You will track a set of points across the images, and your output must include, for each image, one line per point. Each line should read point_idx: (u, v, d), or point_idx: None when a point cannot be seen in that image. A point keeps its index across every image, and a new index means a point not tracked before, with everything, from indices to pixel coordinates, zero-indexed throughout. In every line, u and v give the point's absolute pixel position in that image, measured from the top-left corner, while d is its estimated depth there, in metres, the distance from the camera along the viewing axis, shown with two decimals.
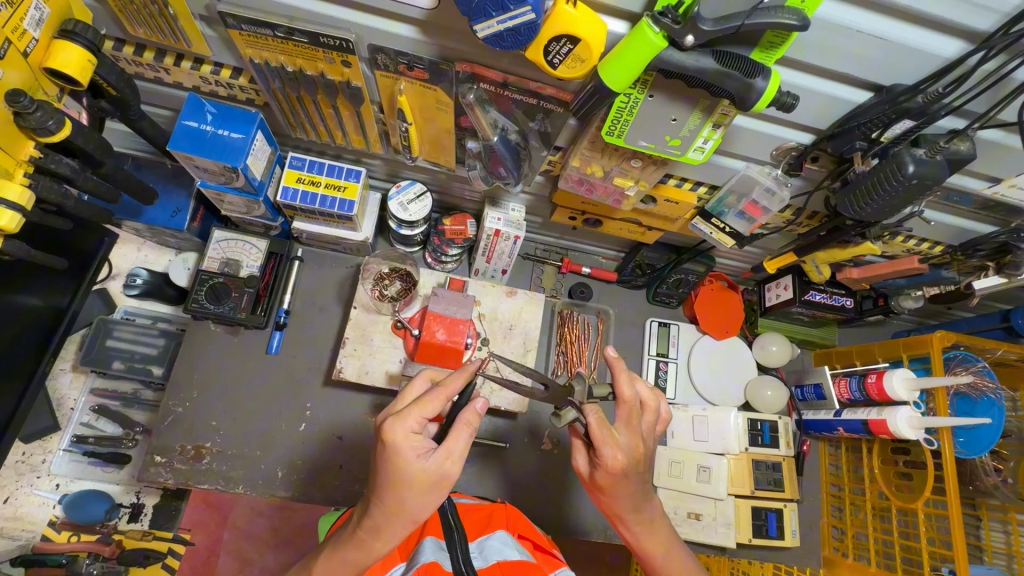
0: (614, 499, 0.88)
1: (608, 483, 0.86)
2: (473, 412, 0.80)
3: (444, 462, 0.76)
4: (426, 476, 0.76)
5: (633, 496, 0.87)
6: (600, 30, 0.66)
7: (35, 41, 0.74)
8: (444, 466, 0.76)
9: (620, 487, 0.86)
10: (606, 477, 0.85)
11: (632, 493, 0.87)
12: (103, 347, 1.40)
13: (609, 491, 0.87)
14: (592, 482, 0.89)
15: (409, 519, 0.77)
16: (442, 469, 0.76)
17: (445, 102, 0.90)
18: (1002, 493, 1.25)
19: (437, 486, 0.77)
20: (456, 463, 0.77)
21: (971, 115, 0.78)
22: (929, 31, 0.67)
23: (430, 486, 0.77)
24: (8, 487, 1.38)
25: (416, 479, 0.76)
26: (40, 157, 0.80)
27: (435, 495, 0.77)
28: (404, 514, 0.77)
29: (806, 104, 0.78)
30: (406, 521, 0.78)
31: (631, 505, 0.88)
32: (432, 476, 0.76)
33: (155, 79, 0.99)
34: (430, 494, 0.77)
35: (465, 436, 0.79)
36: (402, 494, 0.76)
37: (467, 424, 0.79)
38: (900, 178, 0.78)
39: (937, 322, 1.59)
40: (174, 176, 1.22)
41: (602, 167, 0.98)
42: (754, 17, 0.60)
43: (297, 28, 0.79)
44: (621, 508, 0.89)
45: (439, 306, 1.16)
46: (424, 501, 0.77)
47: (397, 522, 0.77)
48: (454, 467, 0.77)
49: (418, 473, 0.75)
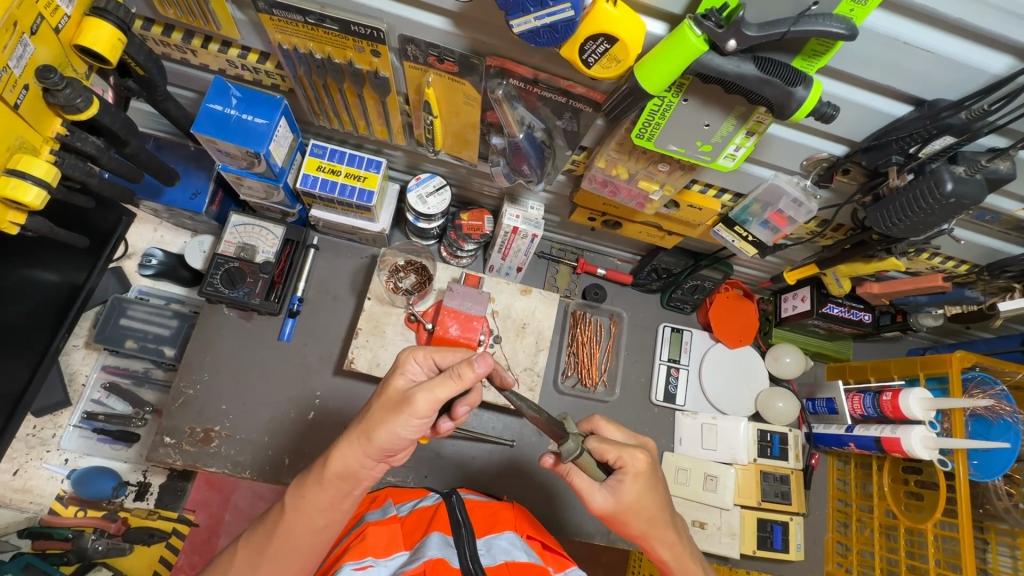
0: (636, 524, 0.83)
1: (632, 501, 0.81)
2: (471, 368, 0.75)
3: (414, 389, 0.76)
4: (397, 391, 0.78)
5: (652, 518, 0.83)
6: (638, 31, 0.64)
7: (66, 17, 0.73)
8: (412, 392, 0.76)
9: (645, 501, 0.81)
10: (632, 494, 0.81)
11: (658, 509, 0.83)
12: (117, 326, 1.41)
13: (626, 512, 0.81)
14: (607, 515, 0.83)
15: (363, 432, 0.79)
16: (409, 394, 0.76)
17: (473, 96, 0.89)
18: (1012, 517, 1.21)
19: (399, 411, 0.77)
20: (423, 396, 0.75)
21: (1013, 134, 0.77)
22: (979, 45, 0.65)
23: (394, 406, 0.77)
24: (18, 459, 1.39)
25: (389, 393, 0.79)
26: (67, 135, 0.80)
27: (392, 419, 0.77)
28: (364, 424, 0.79)
29: (844, 116, 0.77)
30: (362, 434, 0.79)
31: (653, 527, 0.84)
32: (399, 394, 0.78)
33: (182, 60, 0.98)
34: (389, 416, 0.77)
35: (449, 381, 0.75)
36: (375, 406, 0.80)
37: (456, 373, 0.75)
38: (937, 196, 0.77)
39: (954, 341, 1.57)
40: (194, 158, 1.21)
41: (628, 169, 0.96)
42: (800, 25, 0.58)
43: (328, 15, 0.78)
44: (654, 530, 0.83)
45: (455, 301, 1.18)
46: (383, 418, 0.77)
47: (354, 432, 0.80)
48: (420, 400, 0.75)
49: (394, 389, 0.80)
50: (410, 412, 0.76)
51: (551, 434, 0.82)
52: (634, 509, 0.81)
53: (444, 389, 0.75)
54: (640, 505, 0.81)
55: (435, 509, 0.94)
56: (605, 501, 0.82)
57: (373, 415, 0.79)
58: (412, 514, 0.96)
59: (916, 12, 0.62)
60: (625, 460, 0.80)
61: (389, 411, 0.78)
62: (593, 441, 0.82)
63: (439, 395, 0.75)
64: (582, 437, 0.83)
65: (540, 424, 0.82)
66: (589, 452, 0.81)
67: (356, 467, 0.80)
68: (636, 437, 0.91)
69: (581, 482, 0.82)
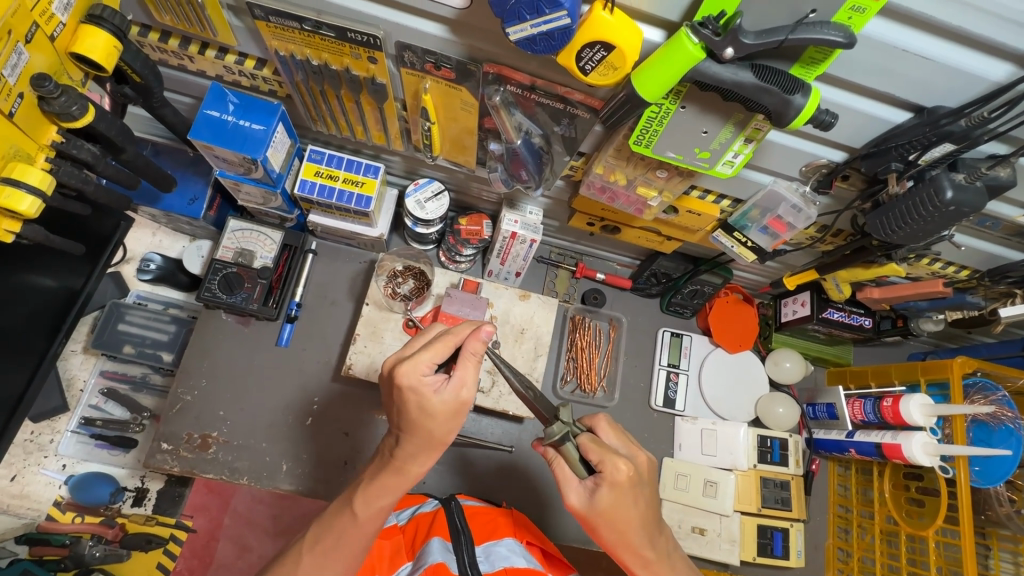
0: (606, 533, 0.80)
1: (604, 509, 0.77)
2: (480, 340, 0.76)
3: (461, 391, 0.75)
4: (448, 406, 0.74)
5: (624, 532, 0.79)
6: (635, 38, 0.64)
7: (62, 25, 0.73)
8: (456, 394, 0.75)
9: (618, 513, 0.78)
10: (606, 502, 0.77)
11: (631, 526, 0.79)
12: (115, 331, 1.41)
13: (598, 519, 0.78)
14: (582, 516, 0.80)
15: (437, 445, 0.77)
16: (459, 395, 0.75)
17: (470, 102, 0.88)
18: (1014, 524, 1.20)
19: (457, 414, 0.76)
20: (472, 388, 0.76)
21: (1013, 141, 0.76)
22: (979, 53, 0.64)
23: (453, 416, 0.75)
24: (16, 465, 1.38)
25: (438, 412, 0.74)
26: (63, 142, 0.79)
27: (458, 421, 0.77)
28: (432, 443, 0.76)
29: (842, 122, 0.76)
30: (435, 446, 0.77)
31: (624, 542, 0.80)
32: (453, 406, 0.75)
33: (179, 66, 0.98)
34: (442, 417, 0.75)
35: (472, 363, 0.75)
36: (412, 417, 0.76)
37: (471, 353, 0.75)
38: (937, 204, 0.76)
39: (955, 346, 1.56)
40: (192, 164, 1.21)
41: (626, 175, 0.96)
42: (798, 33, 0.58)
43: (325, 22, 0.78)
44: (624, 545, 0.81)
45: (452, 307, 1.19)
46: (449, 427, 0.76)
47: (427, 450, 0.77)
48: (470, 393, 0.76)
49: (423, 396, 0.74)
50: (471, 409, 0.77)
51: (541, 417, 0.85)
52: (606, 519, 0.78)
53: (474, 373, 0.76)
54: (611, 516, 0.77)
55: (434, 514, 0.93)
56: (580, 501, 0.79)
57: (412, 421, 0.75)
58: (412, 520, 0.95)
59: (915, 19, 0.62)
60: (606, 466, 0.77)
61: (450, 419, 0.75)
62: (585, 437, 0.81)
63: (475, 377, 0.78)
64: (578, 431, 0.83)
65: (531, 402, 0.86)
66: (576, 446, 0.80)
67: (417, 469, 0.78)
68: (631, 445, 0.86)
69: (563, 473, 0.81)
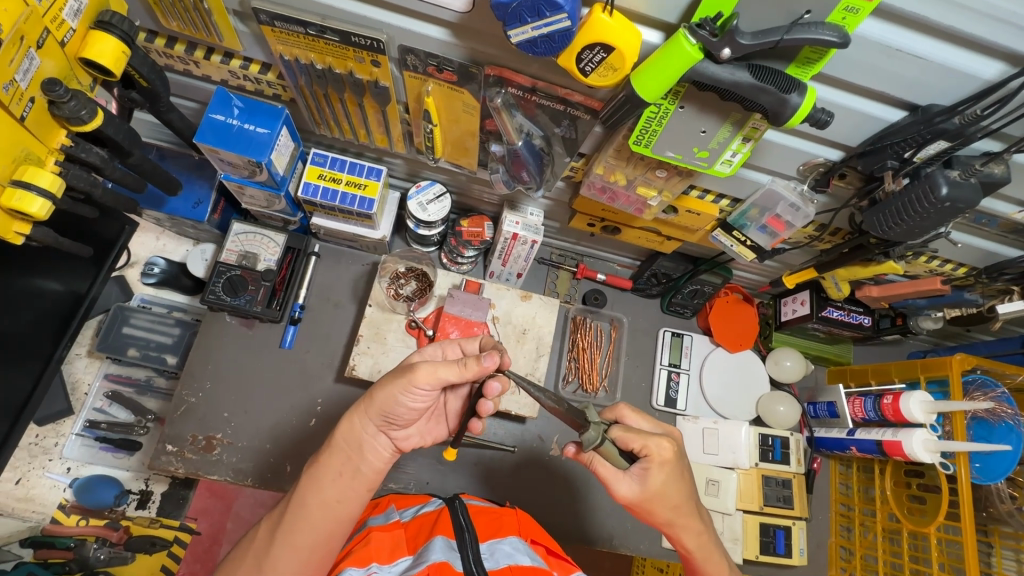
0: (661, 511, 0.82)
1: (657, 489, 0.79)
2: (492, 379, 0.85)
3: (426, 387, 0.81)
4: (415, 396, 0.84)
5: (677, 506, 0.82)
6: (634, 39, 0.65)
7: (72, 31, 0.74)
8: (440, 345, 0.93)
9: (670, 490, 0.80)
10: (658, 481, 0.79)
11: (683, 497, 0.82)
12: (119, 334, 1.42)
13: (650, 500, 0.80)
14: (632, 503, 0.81)
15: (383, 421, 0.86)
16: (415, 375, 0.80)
17: (472, 104, 0.90)
18: (1016, 521, 1.21)
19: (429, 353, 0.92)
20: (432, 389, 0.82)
21: (1007, 138, 0.77)
22: (970, 52, 0.66)
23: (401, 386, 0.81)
24: (21, 468, 1.39)
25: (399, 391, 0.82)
26: (71, 146, 0.81)
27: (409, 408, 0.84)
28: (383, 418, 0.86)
29: (838, 121, 0.78)
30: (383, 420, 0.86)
31: (678, 516, 0.83)
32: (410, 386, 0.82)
33: (185, 71, 1.00)
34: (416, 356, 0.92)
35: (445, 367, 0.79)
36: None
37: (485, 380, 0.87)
38: (933, 200, 0.77)
39: (955, 343, 1.57)
40: (197, 168, 1.23)
41: (626, 175, 0.97)
42: (794, 33, 0.59)
43: (329, 27, 0.79)
44: (681, 518, 0.83)
45: (455, 307, 1.20)
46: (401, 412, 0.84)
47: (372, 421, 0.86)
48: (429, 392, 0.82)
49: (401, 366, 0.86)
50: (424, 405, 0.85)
51: (571, 424, 0.80)
52: (658, 498, 0.80)
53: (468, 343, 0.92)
54: (664, 492, 0.80)
55: (437, 514, 0.94)
56: (631, 489, 0.79)
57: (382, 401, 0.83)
58: (415, 519, 0.96)
59: (907, 19, 0.63)
60: (650, 448, 0.79)
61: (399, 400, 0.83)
62: (618, 429, 0.80)
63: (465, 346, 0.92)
64: (607, 425, 0.82)
65: (559, 414, 0.80)
66: (612, 441, 0.80)
67: (358, 433, 0.87)
68: (662, 426, 0.90)
69: (605, 470, 0.80)
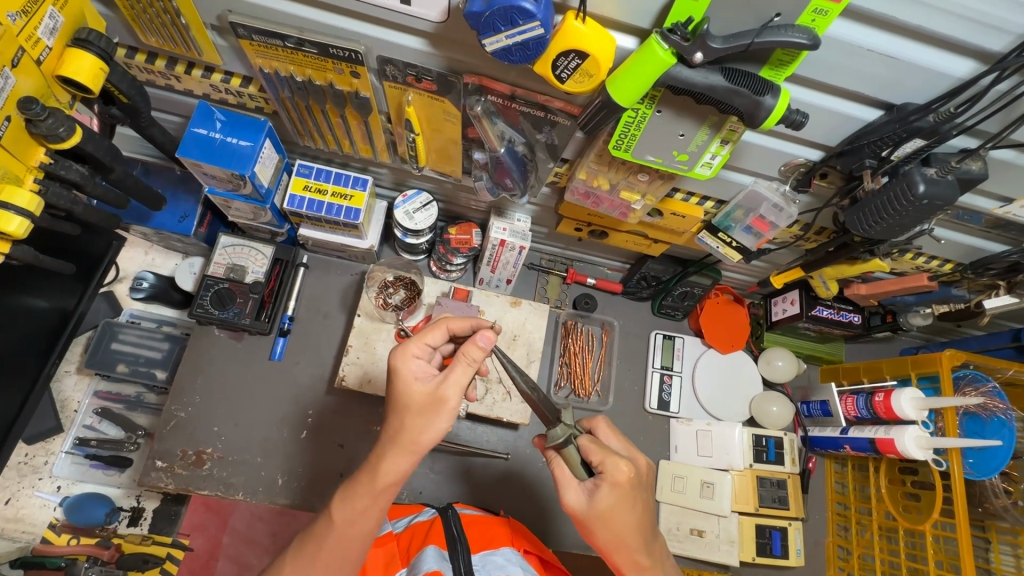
0: (602, 537, 0.79)
1: (605, 510, 0.76)
2: (487, 344, 0.75)
3: (440, 386, 0.75)
4: (423, 397, 0.76)
5: (621, 538, 0.78)
6: (608, 46, 0.66)
7: (48, 49, 0.74)
8: (443, 388, 0.75)
9: (615, 515, 0.77)
10: (606, 502, 0.77)
11: (629, 530, 0.78)
12: (108, 350, 1.42)
13: (597, 520, 0.77)
14: (579, 517, 0.79)
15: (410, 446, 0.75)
16: (438, 390, 0.75)
17: (453, 113, 0.90)
18: (1011, 516, 1.20)
19: (436, 409, 0.75)
20: (452, 388, 0.75)
21: (982, 134, 0.78)
22: (941, 50, 0.66)
23: (427, 409, 0.75)
24: (11, 488, 1.38)
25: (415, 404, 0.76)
26: (51, 163, 0.81)
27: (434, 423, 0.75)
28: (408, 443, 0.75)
29: (815, 120, 0.78)
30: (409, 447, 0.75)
31: (620, 547, 0.79)
32: (428, 398, 0.75)
33: (166, 86, 1.00)
34: (427, 418, 0.75)
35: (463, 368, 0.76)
36: (400, 413, 0.76)
37: (476, 355, 0.75)
38: (910, 197, 0.77)
39: (946, 340, 1.57)
40: (183, 182, 1.23)
41: (609, 180, 0.97)
42: (764, 36, 0.60)
43: (307, 39, 0.79)
44: (620, 550, 0.79)
45: (443, 314, 1.20)
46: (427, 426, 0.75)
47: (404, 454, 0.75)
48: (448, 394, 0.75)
49: (416, 397, 0.75)
50: (450, 410, 0.75)
51: (544, 417, 0.84)
52: (601, 520, 0.77)
53: (470, 372, 0.76)
54: (609, 516, 0.77)
55: (430, 523, 0.93)
56: (579, 502, 0.78)
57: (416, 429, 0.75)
58: (407, 529, 0.95)
59: (877, 19, 0.64)
60: (607, 466, 0.77)
61: (421, 414, 0.75)
62: (586, 438, 0.81)
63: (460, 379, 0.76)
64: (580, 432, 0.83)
65: (534, 404, 0.85)
66: (578, 448, 0.80)
67: (399, 474, 0.76)
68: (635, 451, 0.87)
69: (562, 473, 0.81)
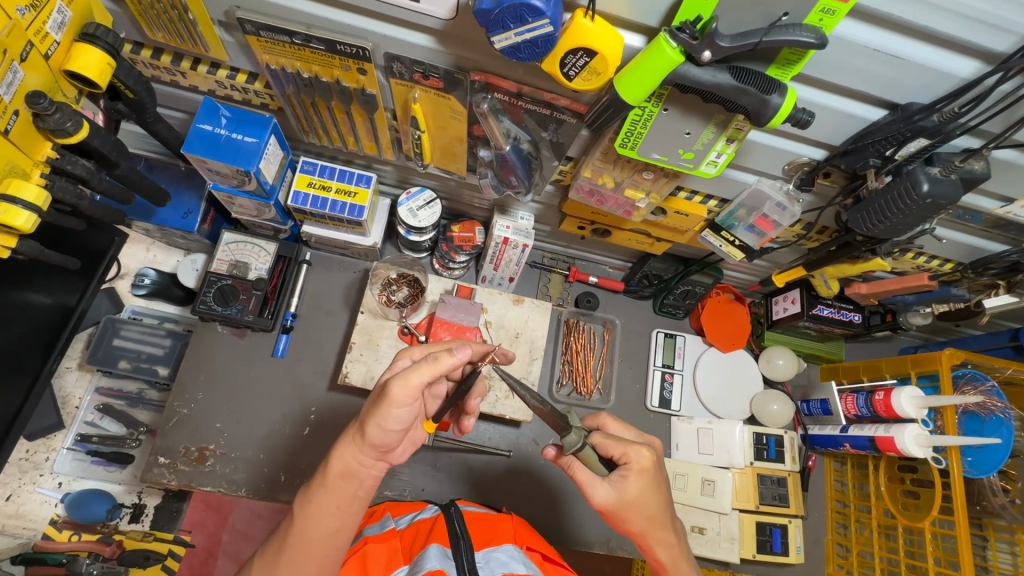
0: (634, 523, 0.81)
1: (634, 499, 0.79)
2: (451, 355, 0.74)
3: (390, 378, 0.74)
4: (382, 389, 0.78)
5: (653, 516, 0.81)
6: (617, 44, 0.66)
7: (56, 44, 0.74)
8: (388, 381, 0.73)
9: (647, 498, 0.80)
10: (635, 490, 0.79)
11: (659, 506, 0.81)
12: (110, 346, 1.42)
13: (627, 508, 0.79)
14: (607, 510, 0.81)
15: (357, 431, 0.77)
16: (387, 383, 0.73)
17: (459, 110, 0.90)
18: (1010, 514, 1.21)
19: (378, 403, 0.74)
20: (399, 382, 0.72)
21: (985, 134, 0.79)
22: (946, 51, 0.67)
23: (375, 400, 0.75)
24: (11, 484, 1.38)
25: (378, 395, 0.80)
26: (57, 158, 0.81)
27: (375, 412, 0.74)
28: (355, 426, 0.78)
29: (820, 120, 0.79)
30: (355, 434, 0.77)
31: (652, 526, 0.82)
32: (380, 388, 0.75)
33: (171, 81, 1.00)
34: (372, 409, 0.75)
35: (421, 364, 0.73)
36: (366, 405, 0.80)
37: (435, 359, 0.73)
38: (914, 196, 0.78)
39: (945, 339, 1.58)
40: (186, 178, 1.23)
41: (613, 178, 0.98)
42: (772, 35, 0.60)
43: (314, 36, 0.80)
44: (654, 528, 0.81)
45: (447, 312, 1.19)
46: (369, 415, 0.75)
47: (350, 435, 0.78)
48: (395, 387, 0.72)
49: (379, 387, 0.79)
50: (389, 401, 0.72)
51: (555, 426, 0.85)
52: (634, 507, 0.79)
53: (418, 373, 0.72)
54: (641, 500, 0.79)
55: (434, 521, 0.93)
56: (609, 494, 0.79)
57: (363, 415, 0.77)
58: (411, 526, 0.96)
59: (883, 19, 0.64)
60: (630, 456, 0.79)
61: (373, 405, 0.75)
62: (598, 437, 0.82)
63: (414, 379, 0.72)
64: (588, 433, 0.84)
65: (544, 414, 0.86)
66: (593, 447, 0.82)
67: (353, 466, 0.78)
68: (644, 436, 0.89)
69: (583, 476, 0.81)
